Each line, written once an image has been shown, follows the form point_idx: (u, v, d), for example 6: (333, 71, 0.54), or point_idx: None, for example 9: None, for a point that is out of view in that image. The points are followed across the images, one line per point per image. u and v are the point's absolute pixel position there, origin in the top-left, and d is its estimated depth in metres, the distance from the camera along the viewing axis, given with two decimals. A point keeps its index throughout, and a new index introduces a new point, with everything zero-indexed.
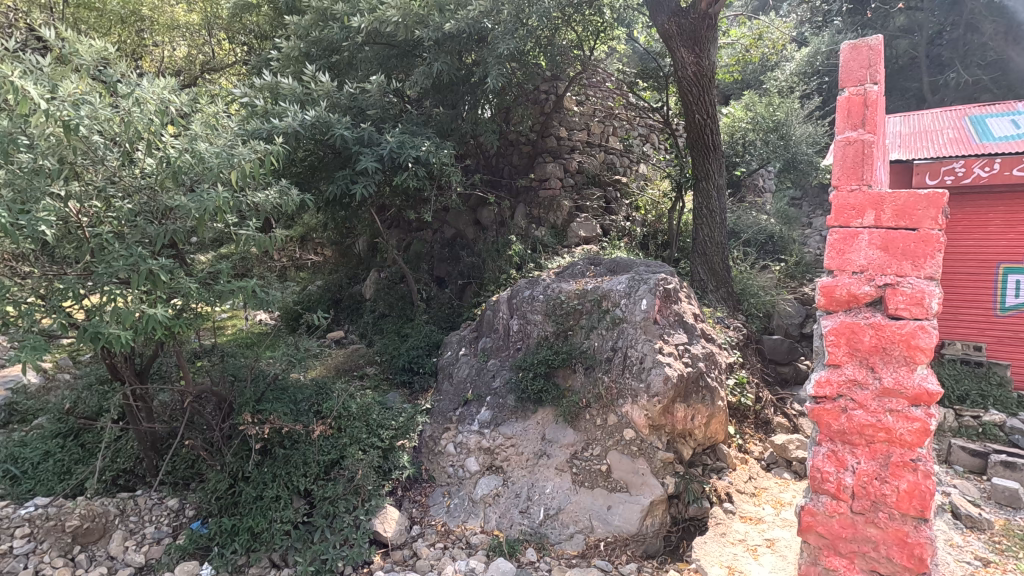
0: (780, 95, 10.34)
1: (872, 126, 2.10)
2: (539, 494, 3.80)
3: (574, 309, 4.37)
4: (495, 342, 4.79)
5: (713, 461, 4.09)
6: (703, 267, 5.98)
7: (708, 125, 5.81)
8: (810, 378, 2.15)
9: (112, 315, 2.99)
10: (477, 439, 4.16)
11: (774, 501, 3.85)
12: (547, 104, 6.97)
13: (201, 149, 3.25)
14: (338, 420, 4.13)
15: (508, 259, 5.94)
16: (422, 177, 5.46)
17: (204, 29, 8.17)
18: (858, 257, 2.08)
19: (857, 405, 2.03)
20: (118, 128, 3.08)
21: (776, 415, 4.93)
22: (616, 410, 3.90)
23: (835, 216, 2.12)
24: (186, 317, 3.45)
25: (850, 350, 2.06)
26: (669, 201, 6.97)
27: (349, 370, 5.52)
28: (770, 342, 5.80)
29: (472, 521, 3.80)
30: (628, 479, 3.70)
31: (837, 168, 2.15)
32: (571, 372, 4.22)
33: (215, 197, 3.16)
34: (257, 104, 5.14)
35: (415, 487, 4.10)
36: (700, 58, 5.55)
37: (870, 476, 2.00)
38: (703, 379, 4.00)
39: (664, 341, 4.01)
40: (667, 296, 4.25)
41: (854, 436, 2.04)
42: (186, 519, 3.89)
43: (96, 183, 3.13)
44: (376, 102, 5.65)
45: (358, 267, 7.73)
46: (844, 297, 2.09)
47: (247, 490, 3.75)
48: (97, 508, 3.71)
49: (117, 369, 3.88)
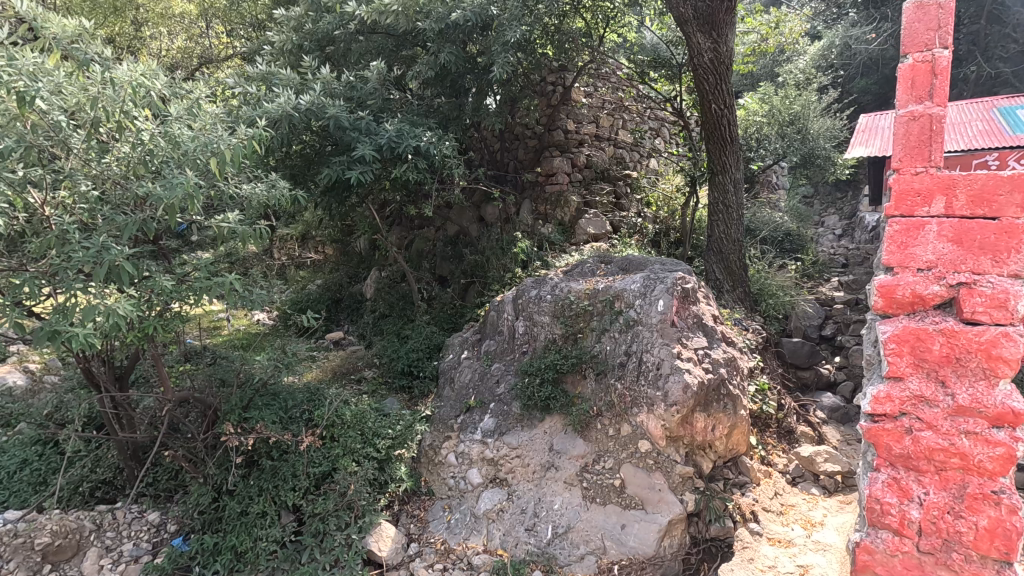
0: (797, 87, 10.01)
1: (942, 99, 1.78)
2: (547, 511, 3.52)
3: (584, 310, 4.05)
4: (499, 345, 4.46)
5: (735, 475, 3.73)
6: (718, 265, 5.68)
7: (726, 116, 5.48)
8: (865, 393, 1.85)
9: (76, 314, 2.69)
10: (480, 449, 3.89)
11: (805, 521, 3.46)
12: (553, 96, 6.65)
13: (176, 132, 2.98)
14: (329, 429, 3.86)
15: (514, 258, 5.68)
16: (422, 170, 5.17)
17: (202, 19, 7.91)
18: (925, 251, 1.77)
19: (924, 426, 1.73)
20: (79, 103, 2.77)
21: (800, 424, 4.58)
22: (630, 419, 3.60)
23: (895, 204, 1.82)
24: (166, 317, 3.19)
25: (915, 361, 1.76)
26: (682, 196, 6.57)
27: (346, 373, 5.29)
28: (790, 344, 5.47)
29: (474, 538, 3.52)
30: (644, 495, 3.40)
31: (898, 147, 1.83)
32: (581, 378, 3.92)
33: (185, 183, 2.84)
34: (248, 93, 4.83)
35: (414, 500, 3.83)
36: (717, 43, 5.23)
37: (940, 509, 1.70)
38: (725, 386, 3.65)
39: (682, 345, 3.68)
40: (685, 296, 3.93)
41: (921, 462, 1.74)
42: (167, 534, 3.62)
43: (64, 168, 2.83)
44: (376, 90, 5.32)
45: (359, 266, 7.46)
46: (906, 298, 1.79)
47: (231, 505, 3.50)
48: (70, 523, 3.47)
49: (94, 375, 3.62)
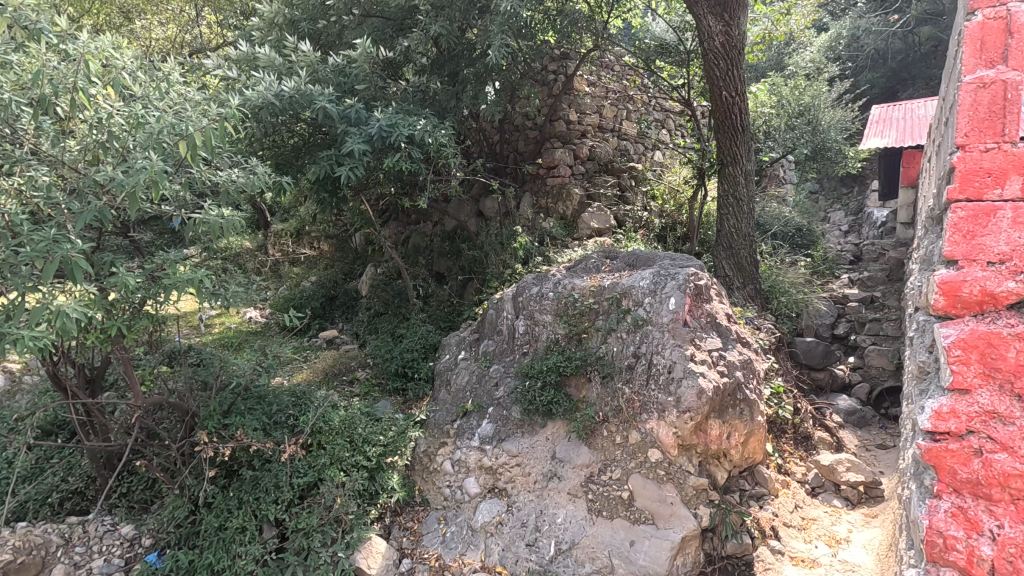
0: (806, 78, 9.78)
1: (1018, 61, 1.53)
2: (550, 525, 3.27)
3: (589, 309, 3.77)
4: (498, 345, 4.20)
5: (752, 486, 3.46)
6: (728, 261, 5.42)
7: (737, 104, 5.18)
8: (923, 406, 1.60)
9: (24, 315, 2.40)
10: (478, 457, 3.63)
11: (829, 537, 3.22)
12: (554, 86, 6.45)
13: (139, 111, 2.68)
14: (315, 436, 3.60)
15: (514, 253, 5.41)
16: (417, 159, 4.86)
17: (191, 6, 7.59)
18: (997, 241, 1.52)
19: (998, 447, 1.49)
20: (28, 79, 2.47)
21: (817, 430, 4.31)
22: (639, 427, 3.33)
23: (960, 186, 1.57)
24: (134, 318, 2.91)
25: (985, 371, 1.50)
26: (689, 188, 6.24)
27: (338, 373, 5.05)
28: (803, 344, 5.20)
29: (472, 554, 3.28)
30: (655, 510, 3.15)
31: (964, 119, 1.58)
32: (585, 381, 3.65)
33: (148, 167, 2.54)
34: (228, 78, 4.53)
35: (407, 511, 3.59)
36: (729, 27, 4.98)
37: (1019, 547, 1.45)
38: (741, 391, 3.40)
39: (695, 346, 3.41)
40: (699, 293, 3.64)
41: (993, 490, 1.49)
42: (141, 549, 3.36)
43: (13, 153, 2.53)
44: (365, 74, 5.02)
45: (354, 262, 7.20)
46: (974, 296, 1.54)
47: (208, 518, 3.25)
48: (35, 538, 3.21)
49: (62, 380, 3.35)
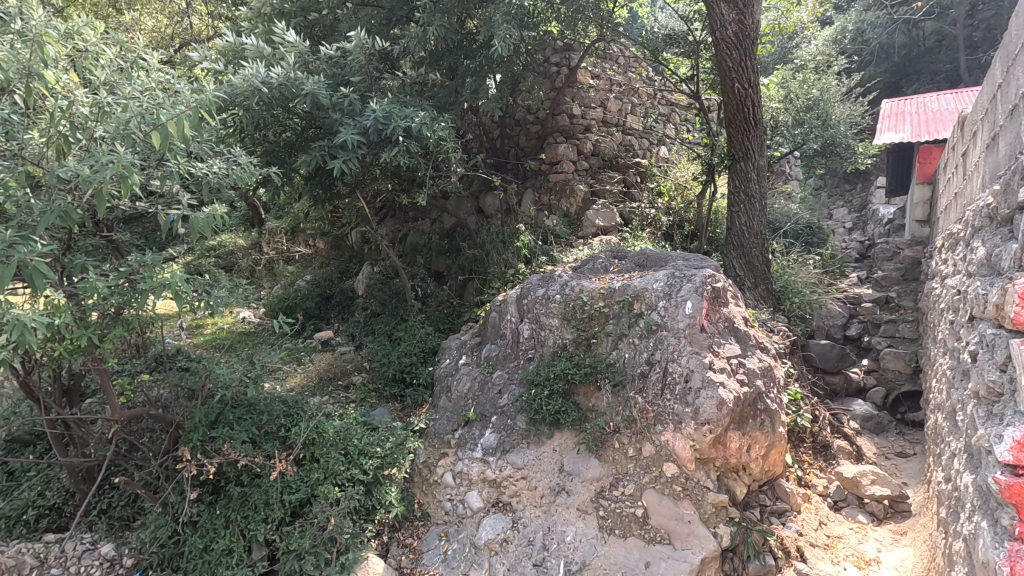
0: (814, 72, 9.56)
1: None
2: (558, 543, 3.06)
3: (599, 312, 3.55)
4: (501, 350, 3.98)
5: (772, 501, 3.26)
6: (739, 260, 5.22)
7: (750, 96, 4.96)
8: (1003, 437, 1.52)
9: None
10: (481, 470, 3.42)
11: (857, 558, 3.02)
12: (558, 78, 6.22)
13: (105, 99, 2.47)
14: (309, 449, 3.38)
15: (517, 251, 5.20)
16: (414, 153, 4.63)
17: None
18: None
19: None
20: None
21: (835, 437, 4.11)
22: (653, 439, 3.14)
23: None
24: (110, 324, 2.68)
25: None
26: (698, 185, 6.04)
27: (333, 378, 4.82)
28: (818, 347, 4.99)
29: (475, 573, 3.08)
30: (671, 528, 2.95)
31: None
32: (595, 390, 3.44)
33: (115, 161, 2.29)
34: (214, 70, 4.30)
35: (406, 526, 3.39)
36: (743, 15, 4.77)
37: None
38: (762, 401, 3.21)
39: (714, 353, 3.20)
40: (716, 296, 3.42)
41: None
42: (122, 571, 3.13)
43: None
44: (360, 67, 4.77)
45: (349, 261, 6.97)
46: None
47: (193, 539, 3.03)
48: (7, 560, 3.05)
49: (33, 391, 3.11)
